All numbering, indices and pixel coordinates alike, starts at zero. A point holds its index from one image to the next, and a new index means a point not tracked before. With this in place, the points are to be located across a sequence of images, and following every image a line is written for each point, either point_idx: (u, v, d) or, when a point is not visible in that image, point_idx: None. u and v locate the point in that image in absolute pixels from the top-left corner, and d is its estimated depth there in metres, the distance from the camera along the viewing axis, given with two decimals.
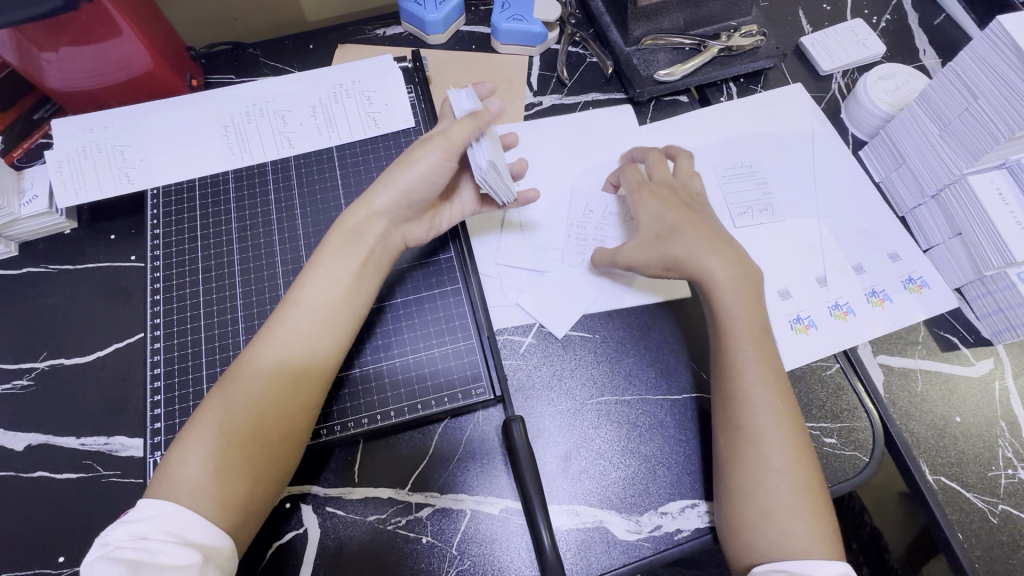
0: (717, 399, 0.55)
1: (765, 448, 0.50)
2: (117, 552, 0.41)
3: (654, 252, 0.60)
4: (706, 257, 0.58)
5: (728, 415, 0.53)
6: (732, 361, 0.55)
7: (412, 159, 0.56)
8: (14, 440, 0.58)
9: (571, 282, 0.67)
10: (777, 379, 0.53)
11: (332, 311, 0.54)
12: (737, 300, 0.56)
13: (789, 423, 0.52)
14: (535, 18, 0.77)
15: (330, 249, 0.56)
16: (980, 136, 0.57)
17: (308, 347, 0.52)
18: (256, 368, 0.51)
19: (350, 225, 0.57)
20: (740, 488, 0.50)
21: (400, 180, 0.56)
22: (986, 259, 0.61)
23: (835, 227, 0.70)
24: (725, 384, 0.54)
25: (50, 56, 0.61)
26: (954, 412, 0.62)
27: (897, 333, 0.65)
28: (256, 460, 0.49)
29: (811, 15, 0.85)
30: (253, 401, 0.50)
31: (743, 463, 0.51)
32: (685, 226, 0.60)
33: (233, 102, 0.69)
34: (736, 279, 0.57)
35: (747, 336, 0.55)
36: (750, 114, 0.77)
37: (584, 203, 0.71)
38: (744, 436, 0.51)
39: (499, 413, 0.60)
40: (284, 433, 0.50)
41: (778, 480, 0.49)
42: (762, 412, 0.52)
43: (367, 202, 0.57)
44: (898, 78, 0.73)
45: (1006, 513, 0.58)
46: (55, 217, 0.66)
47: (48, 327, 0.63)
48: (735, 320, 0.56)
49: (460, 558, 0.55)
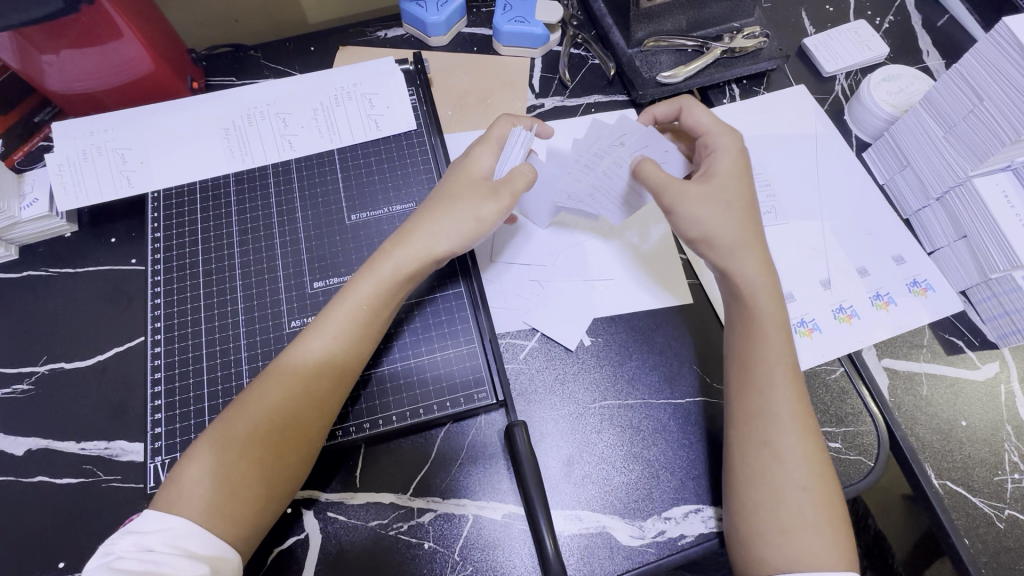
0: (733, 410, 0.54)
1: (789, 463, 0.50)
2: (118, 562, 0.41)
3: (721, 215, 0.57)
4: (743, 259, 0.56)
5: (750, 429, 0.52)
6: (748, 366, 0.54)
7: (484, 219, 0.57)
8: (14, 445, 0.58)
9: (573, 286, 0.66)
10: (800, 394, 0.53)
11: (363, 338, 0.54)
12: (770, 309, 0.55)
13: (810, 439, 0.51)
14: (537, 20, 0.77)
15: (379, 279, 0.55)
16: (984, 138, 0.57)
17: (339, 374, 0.52)
18: (286, 388, 0.50)
19: (406, 263, 0.56)
20: (760, 503, 0.49)
21: (464, 236, 0.57)
22: (992, 262, 0.60)
23: (839, 230, 0.70)
24: (748, 396, 0.53)
25: (50, 59, 0.60)
26: (960, 416, 0.61)
27: (902, 336, 0.65)
28: (271, 481, 0.48)
29: (814, 16, 0.85)
30: (280, 423, 0.49)
31: (761, 474, 0.50)
32: (749, 208, 0.58)
33: (233, 105, 0.69)
34: (770, 289, 0.56)
35: (777, 341, 0.54)
36: (753, 116, 0.77)
37: (618, 133, 0.62)
38: (770, 452, 0.50)
39: (501, 418, 0.60)
40: (302, 455, 0.50)
41: (802, 497, 0.49)
42: (786, 428, 0.51)
43: (427, 246, 0.56)
44: (902, 79, 0.73)
45: (1013, 518, 0.58)
46: (54, 221, 0.65)
47: (48, 332, 0.63)
48: (763, 328, 0.55)
49: (462, 563, 0.54)
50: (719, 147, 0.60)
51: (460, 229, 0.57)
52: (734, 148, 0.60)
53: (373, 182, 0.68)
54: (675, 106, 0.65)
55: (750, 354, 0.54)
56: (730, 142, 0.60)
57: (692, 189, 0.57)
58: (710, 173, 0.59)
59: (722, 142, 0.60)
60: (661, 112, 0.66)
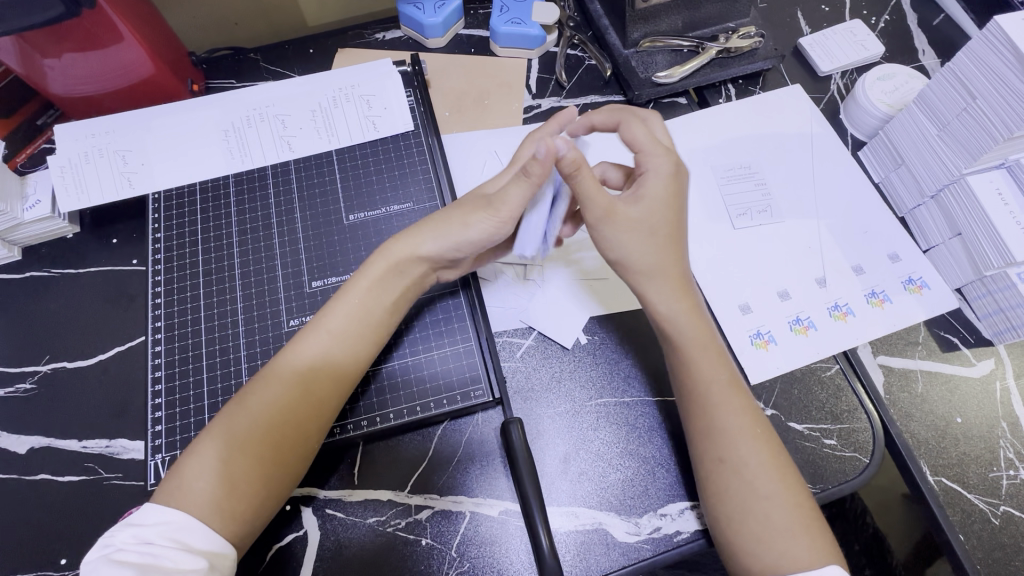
0: (688, 426, 0.54)
1: (750, 475, 0.50)
2: (119, 554, 0.41)
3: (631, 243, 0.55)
4: (654, 287, 0.55)
5: (706, 446, 0.52)
6: (688, 390, 0.54)
7: (473, 229, 0.55)
8: (17, 443, 0.59)
9: (568, 295, 0.66)
10: (746, 405, 0.53)
11: (362, 337, 0.55)
12: (693, 330, 0.55)
13: (766, 447, 0.51)
14: (533, 21, 0.77)
15: (370, 276, 0.56)
16: (977, 136, 0.57)
17: (336, 367, 0.53)
18: (285, 384, 0.51)
19: (392, 260, 0.56)
20: (733, 514, 0.50)
21: (450, 239, 0.55)
22: (987, 259, 0.61)
23: (834, 228, 0.70)
24: (695, 418, 0.54)
25: (52, 63, 0.62)
26: (955, 413, 0.62)
27: (898, 333, 0.65)
28: (270, 477, 0.49)
29: (810, 16, 0.85)
30: (279, 420, 0.50)
31: (723, 490, 0.51)
32: (664, 237, 0.55)
33: (233, 107, 0.70)
34: (691, 309, 0.56)
35: (707, 359, 0.55)
36: (749, 116, 0.77)
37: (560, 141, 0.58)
38: (728, 467, 0.51)
39: (498, 415, 0.60)
40: (302, 451, 0.51)
41: (767, 506, 0.49)
42: (741, 442, 0.51)
43: (414, 244, 0.56)
44: (897, 78, 0.73)
45: (1008, 515, 0.58)
46: (56, 222, 0.66)
47: (50, 332, 0.64)
48: (688, 351, 0.55)
49: (459, 559, 0.55)
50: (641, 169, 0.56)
51: (446, 231, 0.56)
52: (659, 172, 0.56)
53: (372, 183, 0.69)
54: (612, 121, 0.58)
55: (689, 375, 0.55)
56: (662, 164, 0.55)
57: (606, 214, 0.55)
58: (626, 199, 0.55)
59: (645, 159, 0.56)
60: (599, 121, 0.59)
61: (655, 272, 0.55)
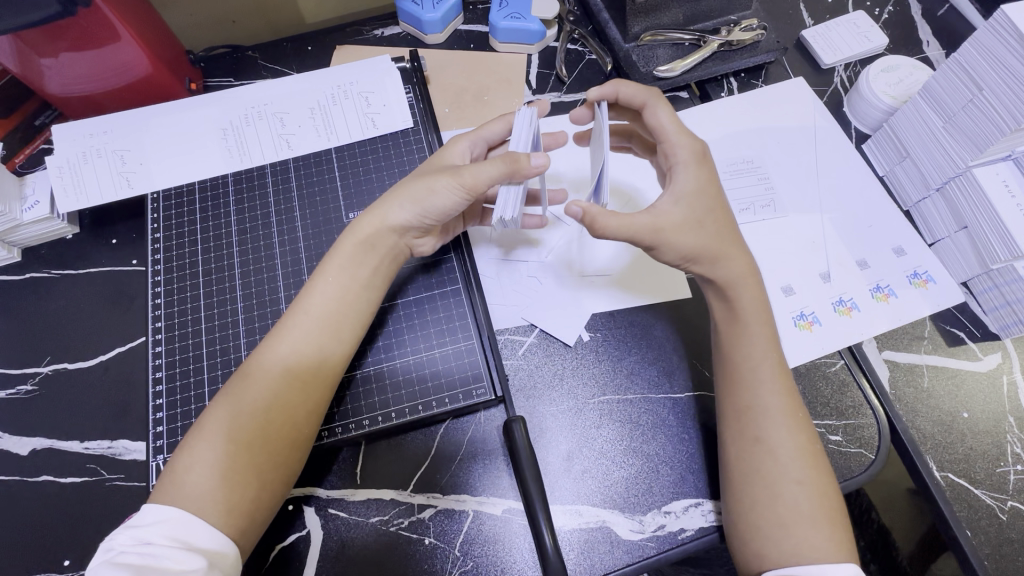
0: (724, 411, 0.54)
1: (783, 459, 0.50)
2: (120, 558, 0.41)
3: (695, 236, 0.54)
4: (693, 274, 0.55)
5: (742, 428, 0.52)
6: (731, 372, 0.54)
7: (437, 193, 0.55)
8: (19, 445, 0.59)
9: (579, 301, 0.65)
10: (788, 388, 0.53)
11: (339, 317, 0.54)
12: (746, 305, 0.56)
13: (801, 432, 0.51)
14: (533, 16, 0.76)
15: (339, 254, 0.56)
16: (983, 126, 0.56)
17: (315, 350, 0.53)
18: (265, 371, 0.51)
19: (360, 235, 0.56)
20: (756, 503, 0.49)
21: (418, 204, 0.55)
22: (993, 252, 0.60)
23: (838, 223, 0.70)
24: (737, 395, 0.53)
25: (49, 62, 0.61)
26: (961, 408, 0.61)
27: (902, 328, 0.65)
28: (261, 468, 0.48)
29: (813, 8, 0.84)
30: (261, 407, 0.49)
31: (753, 475, 0.50)
32: (721, 218, 0.56)
33: (232, 105, 0.69)
34: (753, 281, 0.57)
35: (750, 337, 0.55)
36: (752, 110, 0.77)
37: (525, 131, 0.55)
38: (763, 448, 0.50)
39: (501, 413, 0.60)
40: (289, 438, 0.50)
41: (797, 491, 0.49)
42: (776, 424, 0.51)
43: (380, 216, 0.57)
44: (901, 71, 0.72)
45: (1015, 510, 0.58)
46: (55, 222, 0.66)
47: (50, 334, 0.64)
48: (741, 325, 0.55)
49: (462, 559, 0.54)
50: (679, 160, 0.57)
51: (412, 198, 0.56)
52: (692, 161, 0.57)
53: (371, 181, 0.68)
54: (643, 96, 0.59)
55: (732, 356, 0.55)
56: (688, 147, 0.57)
57: (668, 219, 0.54)
58: (677, 195, 0.55)
59: (684, 149, 0.57)
60: (628, 91, 0.60)
61: (726, 247, 0.56)
